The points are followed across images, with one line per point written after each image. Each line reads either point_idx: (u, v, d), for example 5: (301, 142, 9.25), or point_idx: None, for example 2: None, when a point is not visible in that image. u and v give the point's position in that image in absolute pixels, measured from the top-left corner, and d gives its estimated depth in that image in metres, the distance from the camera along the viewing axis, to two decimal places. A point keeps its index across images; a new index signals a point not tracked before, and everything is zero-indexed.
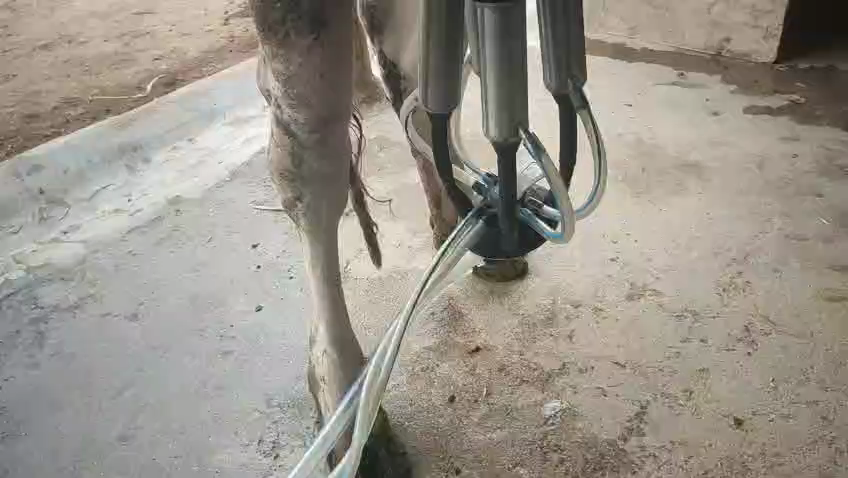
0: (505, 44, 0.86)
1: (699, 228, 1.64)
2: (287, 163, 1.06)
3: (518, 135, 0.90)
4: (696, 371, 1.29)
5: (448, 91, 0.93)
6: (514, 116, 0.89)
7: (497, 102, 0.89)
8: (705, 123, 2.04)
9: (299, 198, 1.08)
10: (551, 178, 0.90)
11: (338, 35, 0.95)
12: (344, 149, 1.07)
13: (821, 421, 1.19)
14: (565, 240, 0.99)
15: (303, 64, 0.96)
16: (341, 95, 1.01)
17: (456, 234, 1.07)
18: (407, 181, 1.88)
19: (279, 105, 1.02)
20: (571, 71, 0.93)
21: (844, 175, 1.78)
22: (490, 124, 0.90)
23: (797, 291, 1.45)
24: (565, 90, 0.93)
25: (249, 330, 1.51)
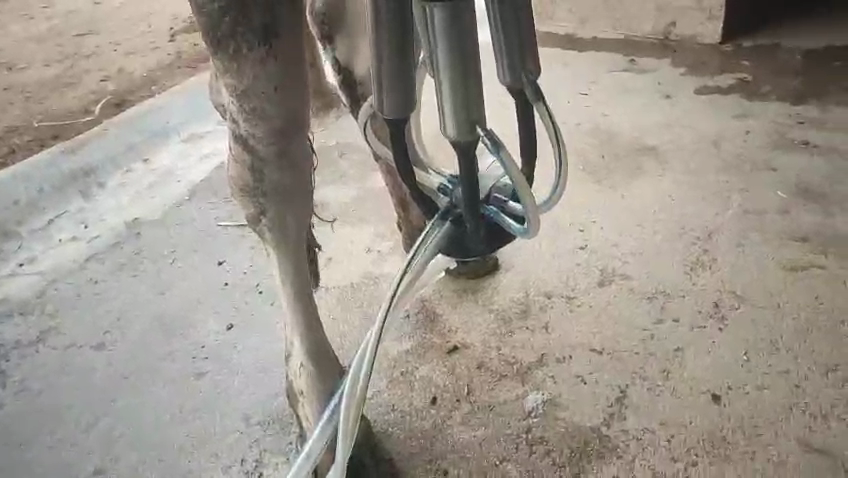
0: (457, 41, 0.85)
1: (662, 210, 1.66)
2: (247, 179, 1.04)
3: (477, 132, 0.87)
4: (670, 350, 1.31)
5: (402, 95, 0.91)
6: (471, 114, 0.87)
7: (452, 100, 0.87)
8: (659, 107, 2.07)
9: (262, 212, 1.06)
10: (513, 174, 0.88)
11: (291, 46, 0.95)
12: (307, 161, 1.05)
13: (794, 389, 1.22)
14: (532, 234, 0.96)
15: (257, 76, 0.95)
16: (299, 106, 0.99)
17: (424, 237, 1.05)
18: (370, 186, 1.87)
19: (234, 120, 1.00)
20: (525, 67, 0.91)
21: (795, 147, 1.83)
22: (448, 123, 0.87)
23: (761, 264, 1.48)
24: (518, 85, 0.91)
25: (221, 349, 1.48)
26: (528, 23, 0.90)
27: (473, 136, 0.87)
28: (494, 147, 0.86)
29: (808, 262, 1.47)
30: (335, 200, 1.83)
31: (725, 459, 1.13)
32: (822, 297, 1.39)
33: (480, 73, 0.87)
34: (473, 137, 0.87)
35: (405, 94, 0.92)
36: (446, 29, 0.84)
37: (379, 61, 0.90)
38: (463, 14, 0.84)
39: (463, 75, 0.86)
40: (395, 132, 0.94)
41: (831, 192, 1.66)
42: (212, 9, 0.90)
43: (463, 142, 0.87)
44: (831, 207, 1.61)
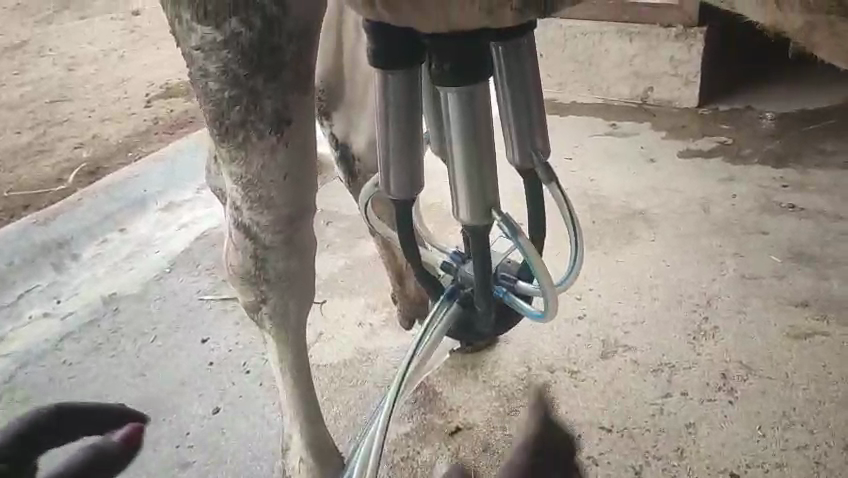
0: (470, 123, 0.83)
1: (658, 276, 1.64)
2: (250, 265, 1.00)
3: (492, 214, 0.86)
4: (682, 426, 1.27)
5: (410, 175, 0.87)
6: (484, 197, 0.86)
7: (465, 182, 0.85)
8: (644, 171, 2.08)
9: (264, 299, 1.02)
10: (530, 254, 0.85)
11: (302, 133, 0.91)
12: (311, 249, 1.01)
13: (815, 467, 1.18)
14: (550, 314, 0.91)
15: (265, 165, 0.92)
16: (307, 193, 0.95)
17: (431, 317, 1.00)
18: (359, 254, 1.82)
19: (237, 208, 0.97)
20: (535, 146, 0.89)
21: (782, 210, 1.83)
22: (462, 207, 0.86)
23: (764, 332, 1.45)
24: (528, 164, 0.89)
25: (207, 436, 1.39)
26: (538, 100, 0.88)
27: (487, 220, 0.87)
28: (510, 229, 0.86)
29: (811, 328, 1.45)
30: (324, 270, 1.78)
31: None
32: (830, 366, 1.36)
33: (493, 156, 0.85)
34: (486, 220, 0.87)
35: (414, 173, 0.88)
36: (460, 111, 0.82)
37: (386, 140, 0.86)
38: (478, 96, 0.82)
39: (477, 156, 0.84)
40: (403, 212, 0.91)
41: (823, 255, 1.66)
42: (221, 98, 0.87)
43: (478, 223, 0.86)
44: (827, 270, 1.61)
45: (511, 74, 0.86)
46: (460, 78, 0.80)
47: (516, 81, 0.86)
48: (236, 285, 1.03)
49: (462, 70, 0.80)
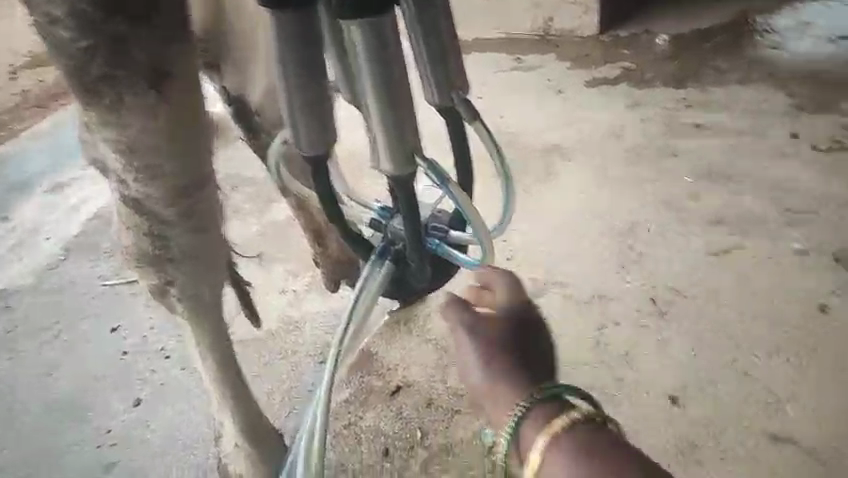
0: (380, 62, 0.74)
1: (579, 209, 1.63)
2: (148, 245, 0.91)
3: (413, 163, 0.77)
4: (619, 356, 1.29)
5: (322, 125, 0.74)
6: (405, 143, 0.76)
7: (384, 129, 0.76)
8: (554, 103, 2.06)
9: (171, 281, 0.94)
10: (460, 200, 0.78)
11: (183, 85, 0.83)
12: (214, 224, 0.93)
13: (745, 378, 1.24)
14: (489, 260, 0.85)
15: (145, 127, 0.83)
16: (201, 156, 0.88)
17: (365, 279, 0.89)
18: (273, 218, 1.71)
19: (122, 180, 0.87)
20: (454, 82, 0.80)
21: (689, 131, 1.86)
22: (383, 159, 0.77)
23: (685, 253, 1.48)
24: (449, 102, 0.81)
25: (130, 432, 1.26)
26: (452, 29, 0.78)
27: (411, 169, 0.77)
28: (438, 175, 0.78)
29: (728, 244, 1.49)
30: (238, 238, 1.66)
31: (697, 464, 1.13)
32: (749, 279, 1.41)
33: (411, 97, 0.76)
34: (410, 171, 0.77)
35: (326, 123, 0.74)
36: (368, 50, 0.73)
37: (288, 87, 0.72)
38: (387, 29, 0.73)
39: (392, 99, 0.74)
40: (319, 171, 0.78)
41: (732, 171, 1.70)
42: (79, 52, 0.76)
43: (401, 173, 0.77)
44: (737, 186, 1.65)
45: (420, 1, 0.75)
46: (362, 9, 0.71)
47: (427, 14, 0.76)
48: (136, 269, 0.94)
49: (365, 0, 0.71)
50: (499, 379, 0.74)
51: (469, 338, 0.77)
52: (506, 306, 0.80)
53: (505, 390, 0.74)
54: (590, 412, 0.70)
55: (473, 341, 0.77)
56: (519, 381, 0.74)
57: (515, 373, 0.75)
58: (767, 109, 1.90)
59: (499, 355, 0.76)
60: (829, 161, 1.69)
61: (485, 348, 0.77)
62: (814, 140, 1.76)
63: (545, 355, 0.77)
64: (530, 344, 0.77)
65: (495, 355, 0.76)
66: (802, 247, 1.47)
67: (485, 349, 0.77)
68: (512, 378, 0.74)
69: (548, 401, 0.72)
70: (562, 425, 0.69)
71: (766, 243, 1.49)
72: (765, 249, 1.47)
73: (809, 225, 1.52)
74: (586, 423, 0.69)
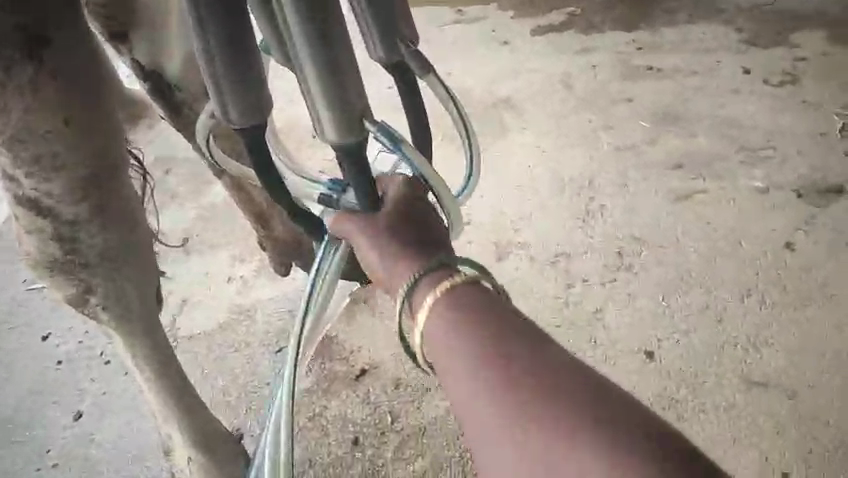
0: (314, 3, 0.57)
1: (536, 164, 1.56)
2: (54, 251, 0.80)
3: (361, 131, 0.60)
4: (590, 314, 1.23)
5: (252, 89, 0.59)
6: (352, 105, 0.60)
7: (324, 90, 0.59)
8: (500, 56, 1.97)
9: (90, 290, 0.84)
10: (419, 165, 0.63)
11: (69, 54, 0.73)
12: (129, 217, 0.83)
13: (719, 325, 1.19)
14: (456, 230, 0.70)
15: (28, 109, 0.71)
16: (102, 139, 0.77)
17: (320, 261, 0.73)
18: (212, 200, 1.59)
19: (11, 179, 0.75)
20: (400, 32, 0.67)
21: (641, 74, 1.80)
22: (325, 126, 0.60)
23: (648, 201, 1.43)
24: (397, 58, 0.67)
25: (73, 449, 1.15)
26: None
27: (361, 136, 0.61)
28: (390, 138, 0.61)
29: (690, 188, 1.44)
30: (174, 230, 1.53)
31: (678, 419, 1.08)
32: (713, 222, 1.36)
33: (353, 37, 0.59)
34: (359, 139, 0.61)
35: (255, 87, 0.59)
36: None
37: (204, 45, 0.57)
38: None
39: (330, 48, 0.58)
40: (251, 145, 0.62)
41: (687, 112, 1.65)
42: None
43: (350, 140, 0.60)
44: (693, 127, 1.60)
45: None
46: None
47: None
48: (49, 280, 0.83)
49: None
50: (391, 256, 0.66)
51: (354, 221, 0.69)
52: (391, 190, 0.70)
53: (398, 265, 0.65)
54: (473, 276, 0.61)
55: (358, 225, 0.68)
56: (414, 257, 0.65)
57: (406, 247, 0.66)
58: (717, 46, 1.85)
59: (388, 232, 0.67)
60: (782, 95, 1.65)
61: (372, 227, 0.68)
62: (765, 75, 1.72)
63: (437, 228, 0.69)
64: (419, 215, 0.69)
65: (385, 232, 0.67)
66: (763, 184, 1.42)
67: (374, 228, 0.68)
68: (403, 251, 0.66)
69: (439, 266, 0.63)
70: (452, 282, 0.60)
71: (727, 183, 1.44)
72: (727, 190, 1.43)
73: (769, 161, 1.48)
74: (470, 284, 0.60)
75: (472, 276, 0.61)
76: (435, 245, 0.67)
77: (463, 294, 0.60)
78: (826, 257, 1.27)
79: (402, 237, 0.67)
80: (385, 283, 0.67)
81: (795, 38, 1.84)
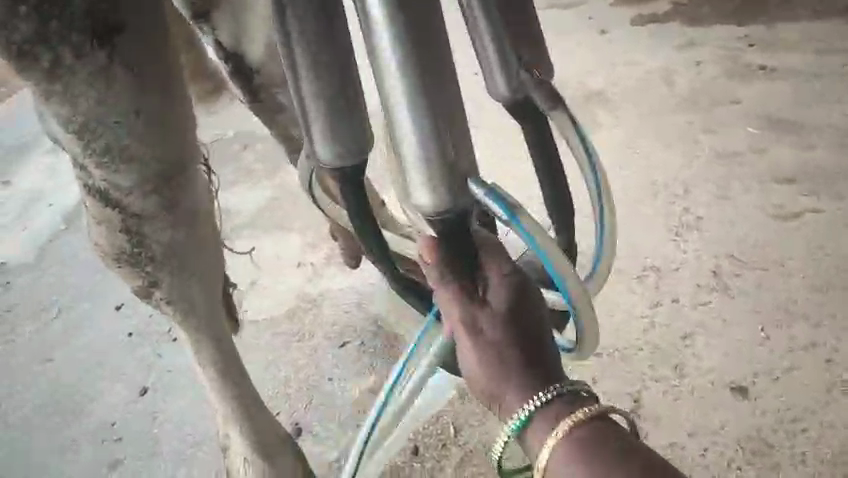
0: (411, 20, 0.50)
1: (629, 167, 1.45)
2: (122, 244, 0.79)
3: (463, 195, 0.52)
4: (677, 338, 1.13)
5: (350, 122, 0.52)
6: (450, 155, 0.52)
7: (420, 127, 0.51)
8: (595, 45, 1.85)
9: (155, 284, 0.84)
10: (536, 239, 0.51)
11: (144, 47, 0.69)
12: (190, 216, 0.81)
13: (826, 366, 1.06)
14: (586, 352, 0.58)
15: (100, 100, 0.68)
16: (175, 136, 0.75)
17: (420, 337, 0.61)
18: (287, 181, 1.57)
19: (83, 168, 0.74)
20: (522, 58, 0.58)
21: (752, 73, 1.65)
22: (415, 186, 0.52)
23: (752, 216, 1.31)
24: (520, 93, 0.59)
25: (135, 424, 1.15)
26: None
27: (464, 199, 0.52)
28: (502, 208, 0.51)
29: (802, 206, 1.31)
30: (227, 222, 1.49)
31: (773, 468, 0.97)
32: (826, 247, 1.23)
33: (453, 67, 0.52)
34: (461, 202, 0.52)
35: (354, 118, 0.52)
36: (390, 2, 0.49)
37: (294, 72, 0.51)
38: None
39: (429, 80, 0.50)
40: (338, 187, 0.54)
41: (803, 120, 1.50)
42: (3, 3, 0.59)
43: (454, 213, 0.52)
44: (808, 137, 1.45)
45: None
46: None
47: None
48: (118, 271, 0.83)
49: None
50: (497, 362, 0.52)
51: (453, 294, 0.53)
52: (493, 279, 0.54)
53: (505, 378, 0.52)
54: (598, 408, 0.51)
55: (457, 301, 0.53)
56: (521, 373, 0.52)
57: (516, 353, 0.52)
58: (841, 47, 1.68)
59: (497, 329, 0.53)
60: None
61: (475, 315, 0.53)
62: None
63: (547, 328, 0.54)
64: (535, 301, 0.54)
65: (492, 327, 0.53)
66: None
67: (476, 318, 0.53)
68: (511, 361, 0.52)
69: (559, 396, 0.52)
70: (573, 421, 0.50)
71: (846, 203, 1.30)
72: (844, 211, 1.29)
73: None
74: (593, 419, 0.51)
75: (597, 415, 0.51)
76: (549, 350, 0.53)
77: (590, 451, 0.49)
78: None
79: (513, 339, 0.52)
80: (479, 389, 0.53)
81: None
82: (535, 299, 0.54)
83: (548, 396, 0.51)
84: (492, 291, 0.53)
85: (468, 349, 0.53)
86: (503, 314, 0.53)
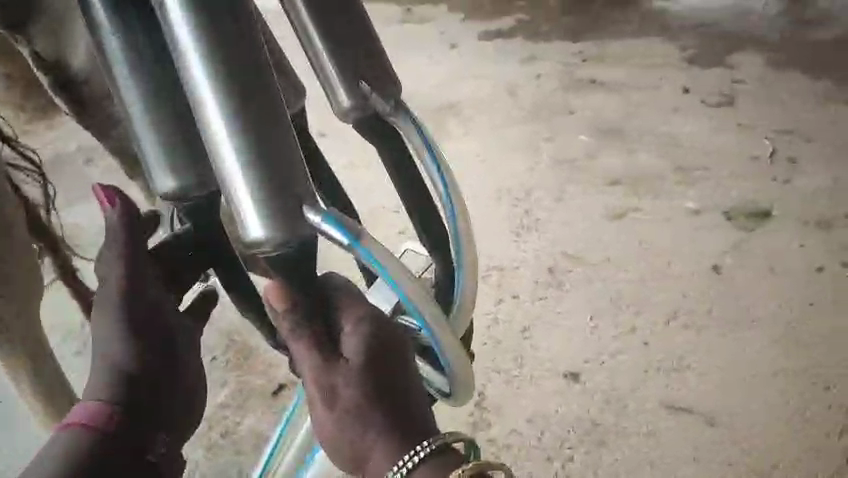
0: (217, 33, 0.47)
1: (477, 175, 1.54)
2: None
3: (300, 223, 0.47)
4: (518, 332, 1.22)
5: (182, 152, 0.53)
6: (276, 175, 0.47)
7: (240, 146, 0.47)
8: (445, 59, 1.94)
9: None
10: (388, 268, 0.48)
11: None
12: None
13: (646, 348, 1.18)
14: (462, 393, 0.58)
15: None
16: None
17: None
18: (134, 194, 1.51)
19: None
20: (362, 73, 0.56)
21: (585, 86, 1.80)
22: (246, 214, 0.47)
23: (583, 217, 1.42)
24: (367, 109, 0.57)
25: None
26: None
27: (304, 226, 0.47)
28: (345, 235, 0.46)
29: (626, 206, 1.44)
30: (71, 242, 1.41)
31: (600, 444, 1.07)
32: (646, 242, 1.36)
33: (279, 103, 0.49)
34: (299, 232, 0.47)
35: (185, 148, 0.53)
36: (191, 19, 0.47)
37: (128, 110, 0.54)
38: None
39: (244, 100, 0.47)
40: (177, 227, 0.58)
41: (627, 128, 1.65)
42: None
43: (296, 243, 0.48)
44: (632, 144, 1.60)
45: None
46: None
47: None
48: None
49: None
50: (356, 424, 0.51)
51: (308, 353, 0.51)
52: (353, 334, 0.51)
53: (363, 440, 0.51)
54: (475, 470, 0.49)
55: (311, 359, 0.51)
56: (383, 433, 0.51)
57: (374, 413, 0.51)
58: (660, 63, 1.86)
59: (355, 388, 0.51)
60: (719, 116, 1.66)
61: (330, 374, 0.51)
62: (705, 95, 1.74)
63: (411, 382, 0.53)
64: (395, 356, 0.52)
65: (348, 386, 0.51)
66: (696, 206, 1.43)
67: (331, 376, 0.51)
68: (371, 420, 0.51)
69: (428, 455, 0.50)
70: None
71: (662, 203, 1.45)
72: (661, 210, 1.43)
73: (702, 182, 1.49)
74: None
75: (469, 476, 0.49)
76: (410, 406, 0.53)
77: None
78: (752, 281, 1.28)
79: (370, 398, 0.51)
80: (344, 451, 0.52)
81: (734, 59, 1.86)
82: (396, 351, 0.52)
83: (414, 460, 0.50)
84: (347, 345, 0.52)
85: (324, 411, 0.52)
86: (362, 371, 0.51)
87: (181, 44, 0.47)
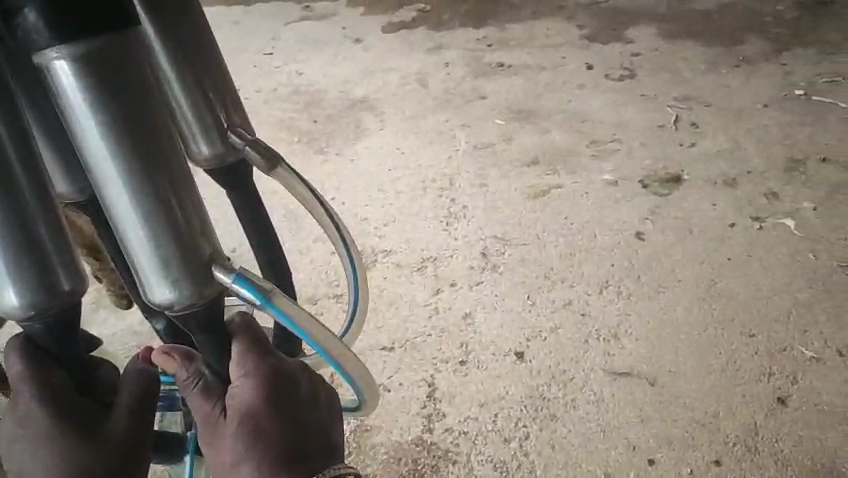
0: (120, 102, 0.44)
1: (398, 167, 1.53)
2: None
3: (210, 283, 0.47)
4: (460, 319, 1.22)
5: (28, 250, 0.44)
6: (188, 234, 0.47)
7: (145, 213, 0.45)
8: (352, 54, 1.91)
9: None
10: (293, 314, 0.50)
11: None
12: None
13: (582, 320, 1.21)
14: (373, 403, 0.59)
15: None
16: None
17: None
18: None
19: None
20: (227, 120, 0.56)
21: (493, 70, 1.82)
22: (150, 282, 0.46)
23: (509, 199, 1.45)
24: (225, 155, 0.57)
25: None
26: (205, 42, 0.55)
27: (211, 288, 0.47)
28: (254, 295, 0.48)
29: (547, 183, 1.48)
30: None
31: (552, 418, 1.08)
32: (570, 217, 1.40)
33: (185, 174, 0.47)
34: (208, 293, 0.47)
35: (36, 248, 0.45)
36: (82, 83, 0.42)
37: None
38: (137, 66, 0.44)
39: (151, 177, 0.45)
40: (44, 334, 0.49)
41: (539, 108, 1.69)
42: None
43: (202, 305, 0.48)
44: (545, 124, 1.64)
45: (148, 6, 0.51)
46: (54, 12, 0.41)
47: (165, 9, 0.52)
48: None
49: (8, 19, 0.42)
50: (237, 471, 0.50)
51: (198, 406, 0.52)
52: (237, 381, 0.51)
53: None
54: None
55: (197, 411, 0.52)
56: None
57: (251, 460, 0.50)
58: (561, 42, 1.91)
59: (236, 436, 0.50)
60: (623, 89, 1.73)
61: (213, 422, 0.51)
62: (607, 70, 1.80)
63: (303, 418, 0.52)
64: (283, 396, 0.52)
65: (227, 433, 0.50)
66: (612, 177, 1.48)
67: (213, 425, 0.51)
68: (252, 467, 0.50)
69: None
70: None
71: (580, 177, 1.49)
72: (580, 185, 1.47)
73: (616, 153, 1.54)
74: None
75: None
76: (299, 443, 0.51)
77: None
78: (672, 243, 1.33)
79: (249, 444, 0.50)
80: None
81: (629, 33, 1.94)
82: (287, 388, 0.52)
83: None
84: (232, 391, 0.51)
85: (213, 457, 0.51)
86: (243, 418, 0.50)
87: (75, 113, 0.43)
